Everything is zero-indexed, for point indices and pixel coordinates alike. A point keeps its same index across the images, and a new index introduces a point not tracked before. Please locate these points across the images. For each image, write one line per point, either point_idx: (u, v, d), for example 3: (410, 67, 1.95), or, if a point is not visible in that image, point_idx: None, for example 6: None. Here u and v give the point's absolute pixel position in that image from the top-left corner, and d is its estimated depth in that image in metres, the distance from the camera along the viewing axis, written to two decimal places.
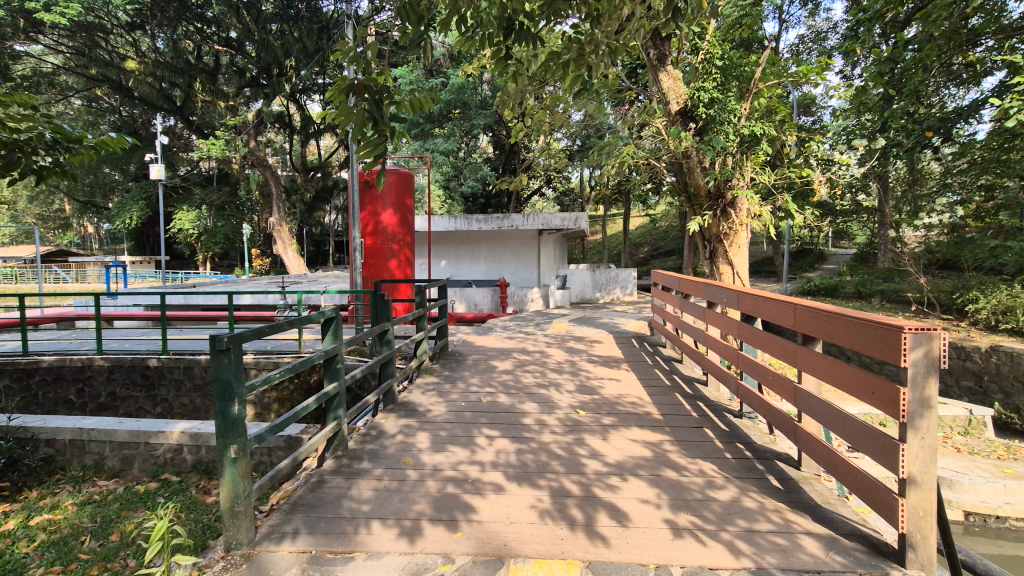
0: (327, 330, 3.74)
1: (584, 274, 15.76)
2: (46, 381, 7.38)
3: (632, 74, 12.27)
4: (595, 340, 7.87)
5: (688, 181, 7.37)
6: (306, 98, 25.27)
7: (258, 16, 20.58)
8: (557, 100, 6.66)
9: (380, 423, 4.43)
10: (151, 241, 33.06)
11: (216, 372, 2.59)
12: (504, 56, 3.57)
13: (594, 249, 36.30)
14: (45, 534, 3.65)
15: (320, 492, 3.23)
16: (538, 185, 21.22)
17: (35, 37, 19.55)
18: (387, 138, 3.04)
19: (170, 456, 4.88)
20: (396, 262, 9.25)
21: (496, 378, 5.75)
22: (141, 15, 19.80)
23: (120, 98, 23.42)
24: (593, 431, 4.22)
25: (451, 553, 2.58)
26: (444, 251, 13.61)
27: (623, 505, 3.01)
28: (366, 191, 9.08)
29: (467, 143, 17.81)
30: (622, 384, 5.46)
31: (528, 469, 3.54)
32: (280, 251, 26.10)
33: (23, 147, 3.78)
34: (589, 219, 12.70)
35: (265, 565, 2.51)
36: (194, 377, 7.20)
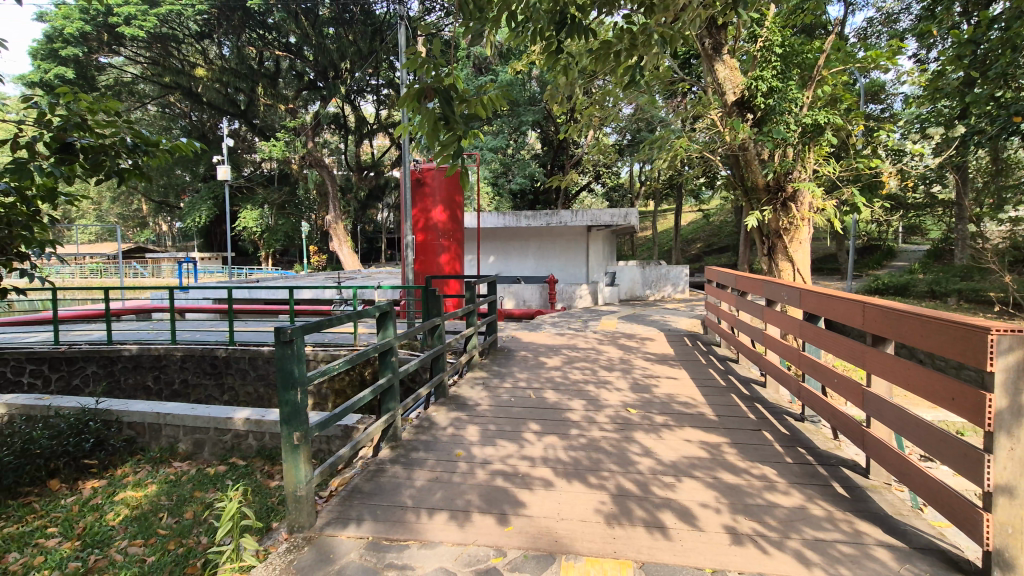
0: (380, 324, 3.86)
1: (633, 271, 15.38)
2: (127, 368, 7.95)
3: (686, 65, 11.97)
4: (646, 338, 7.74)
5: (744, 174, 7.03)
6: (360, 99, 26.12)
7: (315, 20, 21.23)
8: (607, 93, 6.56)
9: (432, 415, 4.53)
10: (218, 238, 35.05)
11: (281, 363, 2.71)
12: (555, 50, 3.56)
13: (644, 245, 35.68)
14: (128, 509, 3.95)
15: (378, 481, 3.33)
16: (587, 181, 21.06)
17: (117, 49, 21.15)
18: (460, 140, 3.11)
19: (237, 441, 5.15)
20: (446, 257, 9.37)
21: (545, 375, 5.76)
22: (210, 24, 21.05)
23: (191, 104, 24.93)
24: (645, 430, 4.13)
25: (503, 545, 2.60)
26: (493, 247, 13.71)
27: (680, 507, 2.94)
28: (418, 188, 9.31)
29: (515, 140, 17.91)
30: (676, 383, 5.34)
31: (580, 465, 3.52)
32: (336, 248, 27.07)
33: (107, 150, 4.06)
34: (639, 215, 12.42)
35: (327, 548, 2.61)
36: (258, 368, 7.59)
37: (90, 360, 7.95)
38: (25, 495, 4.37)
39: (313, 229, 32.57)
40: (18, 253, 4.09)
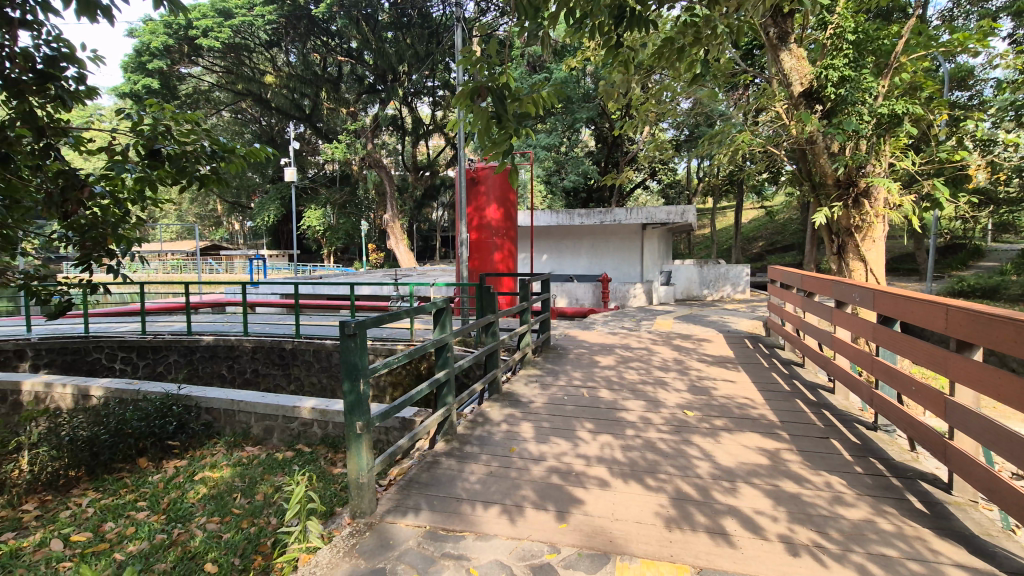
0: (437, 320, 3.95)
1: (690, 270, 14.94)
2: (205, 357, 8.54)
3: (749, 54, 11.52)
4: (704, 339, 7.53)
5: (812, 169, 6.67)
6: (417, 101, 26.82)
7: (375, 25, 22.22)
8: (665, 87, 6.40)
9: (486, 411, 4.59)
10: (285, 236, 36.96)
11: (344, 355, 2.84)
12: (614, 45, 3.52)
13: (702, 243, 34.62)
14: (206, 488, 4.25)
15: (434, 472, 3.42)
16: (642, 178, 20.68)
17: (196, 60, 22.65)
18: (512, 137, 3.14)
19: (304, 429, 5.41)
20: (500, 255, 9.46)
21: (599, 374, 5.71)
22: (278, 33, 22.42)
23: (261, 109, 26.37)
24: (703, 433, 4.03)
25: (557, 543, 2.61)
26: (547, 245, 13.72)
27: (741, 514, 2.85)
28: (473, 187, 9.45)
29: (569, 137, 17.80)
30: (736, 386, 5.16)
31: (637, 466, 3.47)
32: (393, 246, 27.91)
33: (189, 157, 4.35)
34: (697, 212, 12.04)
35: (387, 535, 2.72)
36: (322, 360, 7.96)
37: (172, 350, 8.58)
38: (118, 471, 4.84)
39: (372, 228, 33.71)
40: (108, 250, 4.40)
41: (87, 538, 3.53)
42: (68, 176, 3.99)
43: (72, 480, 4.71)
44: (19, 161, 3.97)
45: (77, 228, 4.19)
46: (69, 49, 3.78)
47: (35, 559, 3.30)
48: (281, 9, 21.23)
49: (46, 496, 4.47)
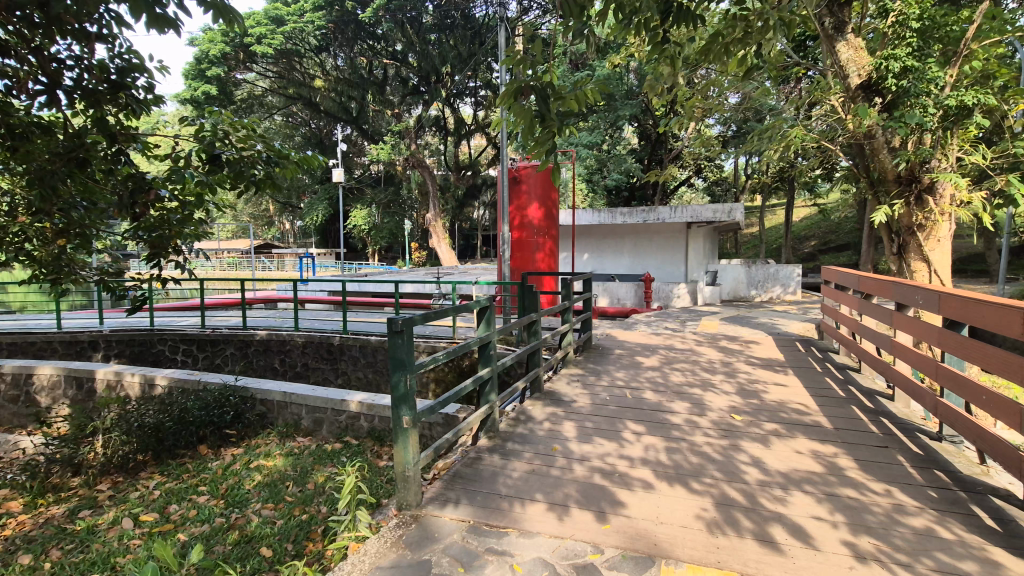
0: (481, 319, 4.00)
1: (737, 270, 14.51)
2: (259, 350, 8.92)
3: (802, 46, 11.13)
4: (753, 341, 7.30)
5: (870, 164, 6.33)
6: (460, 102, 27.17)
7: (420, 28, 22.61)
8: (713, 82, 6.22)
9: (529, 409, 4.61)
10: (332, 235, 38.17)
11: (392, 351, 2.92)
12: (662, 41, 3.46)
13: (750, 242, 33.47)
14: (261, 476, 4.45)
15: (478, 468, 3.46)
16: (687, 175, 20.24)
17: (251, 66, 23.62)
18: (554, 135, 3.12)
19: (351, 422, 5.57)
20: (542, 254, 9.46)
21: (643, 375, 5.63)
22: (327, 38, 23.13)
23: (311, 112, 27.27)
24: (752, 438, 3.92)
25: (600, 543, 2.60)
26: (588, 244, 13.62)
27: (789, 521, 2.76)
28: (515, 186, 9.50)
29: (611, 135, 17.61)
30: (788, 391, 4.98)
31: (681, 469, 3.41)
32: (435, 245, 28.32)
33: (246, 162, 4.57)
34: (746, 210, 11.68)
35: (431, 528, 2.77)
36: (368, 355, 8.18)
37: (229, 343, 9.03)
38: (182, 456, 5.17)
39: (415, 227, 34.32)
40: (174, 247, 4.71)
41: (154, 519, 3.75)
42: (137, 179, 4.26)
43: (140, 464, 5.03)
44: (94, 167, 4.27)
45: (145, 228, 4.45)
46: (140, 61, 4.06)
47: (109, 536, 3.55)
48: (330, 14, 21.89)
49: (117, 478, 4.82)
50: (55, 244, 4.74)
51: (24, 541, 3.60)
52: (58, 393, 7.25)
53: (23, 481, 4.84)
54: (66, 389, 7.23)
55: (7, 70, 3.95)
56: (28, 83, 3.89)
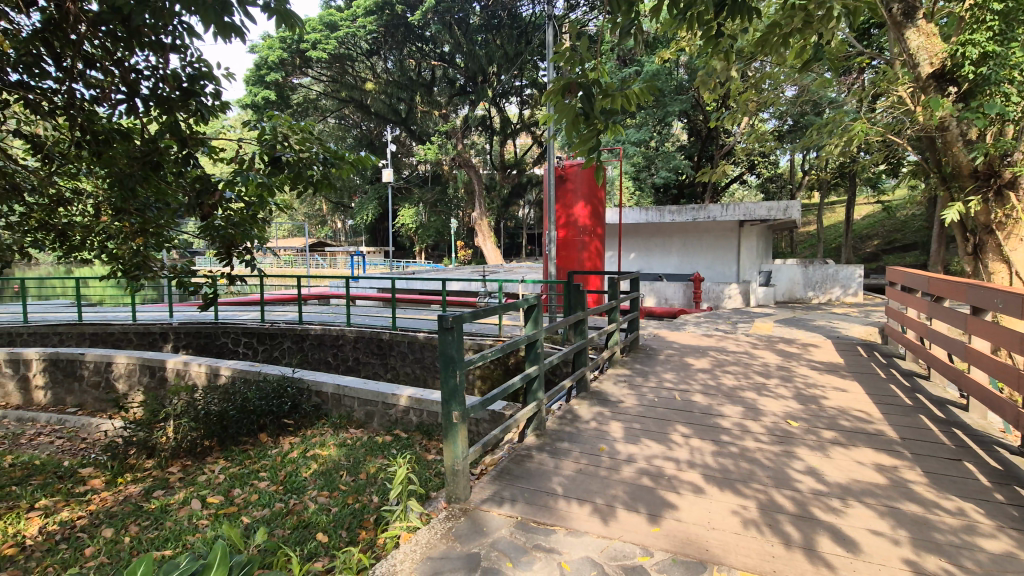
0: (529, 317, 4.02)
1: (793, 270, 13.97)
2: (313, 344, 9.29)
3: (866, 34, 10.66)
4: (810, 344, 6.99)
5: (942, 158, 5.87)
6: (505, 101, 27.40)
7: (467, 29, 22.96)
8: (769, 75, 6.00)
9: (575, 408, 4.60)
10: (381, 234, 39.25)
11: (443, 347, 2.98)
12: (715, 34, 3.36)
13: (806, 242, 32.00)
14: (317, 464, 4.64)
15: (525, 466, 3.49)
16: (740, 172, 19.62)
17: (306, 71, 24.55)
18: (599, 132, 3.13)
19: (401, 415, 5.72)
20: (588, 253, 9.39)
21: (692, 377, 5.50)
22: (378, 42, 23.82)
23: (362, 114, 28.09)
24: (808, 446, 3.75)
25: (649, 545, 2.57)
26: (635, 243, 13.42)
27: (846, 534, 2.64)
28: (561, 184, 9.47)
29: (660, 132, 17.27)
30: (848, 397, 4.75)
31: (730, 474, 3.32)
32: (481, 243, 28.57)
33: (305, 163, 4.75)
34: (802, 208, 11.23)
35: (481, 522, 2.82)
36: (416, 351, 8.37)
37: (286, 337, 9.44)
38: (243, 443, 5.43)
39: (461, 225, 34.76)
40: (241, 248, 4.93)
41: (219, 500, 3.99)
42: (204, 181, 4.51)
43: (207, 449, 5.34)
44: (167, 171, 4.57)
45: (212, 228, 4.73)
46: (208, 69, 4.29)
47: (180, 515, 3.80)
48: (381, 18, 22.74)
49: (186, 461, 5.14)
50: (134, 242, 5.11)
51: (106, 516, 3.90)
52: (134, 380, 7.80)
53: (104, 461, 5.24)
54: (140, 376, 7.76)
55: (93, 82, 4.28)
56: (111, 93, 4.21)
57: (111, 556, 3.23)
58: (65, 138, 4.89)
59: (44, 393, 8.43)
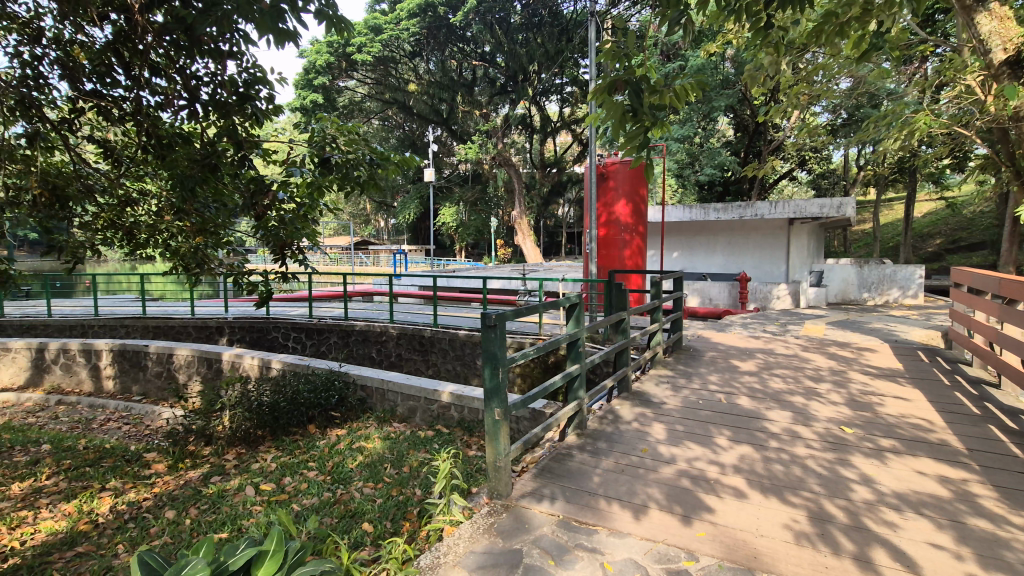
0: (570, 315, 4.01)
1: (847, 270, 13.36)
2: (358, 340, 9.55)
3: (929, 20, 10.08)
4: (866, 348, 6.68)
5: (1016, 150, 5.50)
6: (545, 99, 27.37)
7: (508, 28, 23.11)
8: (823, 66, 5.75)
9: (616, 408, 4.55)
10: (422, 232, 40.06)
11: (486, 345, 3.01)
12: (765, 26, 3.22)
13: (860, 241, 30.50)
14: (362, 456, 4.78)
15: (566, 464, 3.49)
16: (789, 168, 18.92)
17: (352, 75, 25.18)
18: (647, 129, 3.09)
19: (442, 411, 5.82)
20: (630, 251, 9.26)
21: (738, 379, 5.35)
22: (421, 44, 24.22)
23: (405, 116, 28.61)
24: (863, 454, 3.58)
25: (695, 550, 2.52)
26: (678, 242, 13.14)
27: (905, 547, 2.52)
28: (602, 182, 9.37)
29: (704, 127, 16.84)
30: (908, 404, 4.51)
31: (777, 480, 3.22)
32: (520, 242, 28.58)
33: (353, 164, 4.87)
34: (858, 205, 10.73)
35: (523, 519, 2.83)
36: (456, 348, 8.47)
37: (332, 332, 9.74)
38: (293, 434, 5.65)
39: (501, 224, 34.95)
40: (293, 247, 5.11)
41: (272, 488, 4.16)
42: (258, 182, 4.72)
43: (260, 438, 5.58)
44: (224, 172, 4.79)
45: (266, 227, 4.93)
46: (262, 73, 4.47)
47: (236, 500, 3.99)
48: (424, 20, 23.09)
49: (240, 449, 5.39)
50: (194, 241, 5.36)
51: (169, 498, 4.14)
52: (192, 371, 8.23)
53: (167, 447, 5.56)
54: (199, 367, 8.18)
55: (157, 88, 4.53)
56: (174, 99, 4.45)
57: (174, 536, 3.42)
58: (132, 142, 5.19)
59: (112, 381, 9.02)
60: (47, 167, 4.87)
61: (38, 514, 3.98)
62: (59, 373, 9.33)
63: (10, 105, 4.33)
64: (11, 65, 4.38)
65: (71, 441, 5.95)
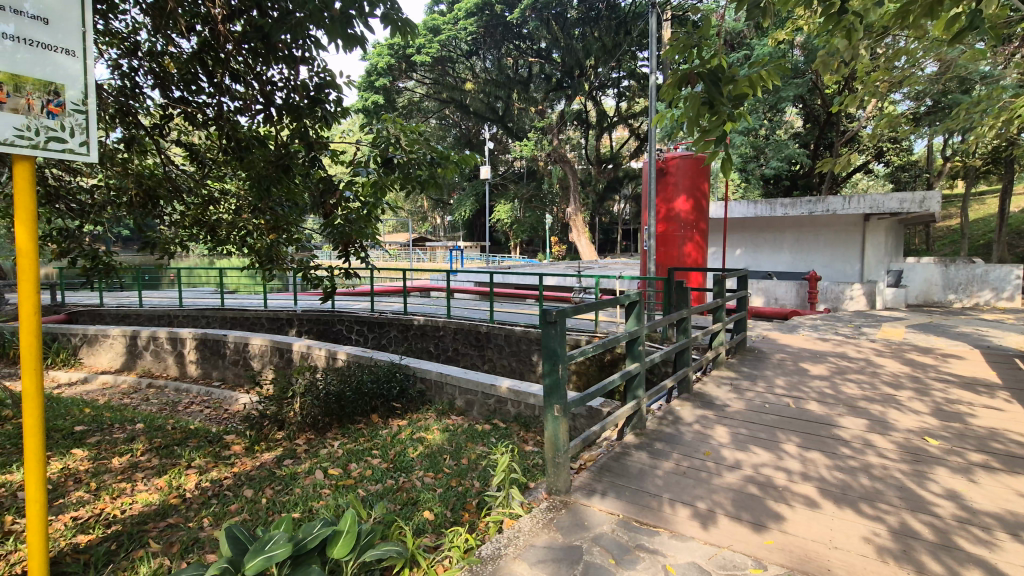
0: (630, 312, 3.95)
1: (929, 270, 12.50)
2: (417, 333, 9.82)
3: None
4: (952, 354, 6.19)
5: None
6: (602, 94, 27.06)
7: (565, 23, 23.02)
8: (906, 50, 5.36)
9: (676, 409, 4.46)
10: (478, 229, 40.67)
11: (545, 341, 3.03)
12: (839, 12, 3.05)
13: (945, 236, 28.16)
14: (423, 446, 4.93)
15: (625, 463, 3.46)
16: (864, 160, 17.78)
17: (411, 75, 25.75)
18: (724, 123, 2.96)
19: (499, 405, 5.90)
20: (690, 248, 9.00)
21: (808, 383, 5.09)
22: (478, 42, 24.53)
23: (461, 115, 29.02)
24: (949, 468, 3.32)
25: (763, 558, 2.44)
26: (741, 239, 12.63)
27: (998, 570, 2.33)
28: (662, 178, 9.15)
29: (770, 119, 16.12)
30: (1004, 417, 4.13)
31: (852, 491, 3.05)
32: (575, 239, 28.33)
33: (414, 164, 5.02)
34: (944, 198, 9.95)
35: (582, 516, 2.83)
36: (512, 344, 8.55)
37: (392, 326, 10.06)
38: (358, 422, 5.89)
39: (555, 221, 34.84)
40: (358, 244, 5.27)
41: (339, 473, 4.37)
42: (327, 182, 5.00)
43: (328, 425, 5.86)
44: (296, 172, 5.06)
45: (333, 225, 5.16)
46: (332, 78, 4.67)
47: (307, 482, 4.22)
48: (481, 19, 23.37)
49: (310, 435, 5.68)
50: (268, 237, 5.65)
51: (247, 478, 4.43)
52: (266, 360, 8.74)
53: (244, 430, 5.93)
54: (272, 356, 8.68)
55: (237, 94, 4.82)
56: (251, 104, 4.73)
57: (252, 513, 3.66)
58: (213, 144, 5.54)
59: (195, 366, 9.74)
60: (142, 169, 5.30)
61: (135, 487, 4.36)
62: (149, 359, 10.15)
63: (111, 113, 4.76)
64: (111, 76, 4.79)
65: (161, 422, 6.46)
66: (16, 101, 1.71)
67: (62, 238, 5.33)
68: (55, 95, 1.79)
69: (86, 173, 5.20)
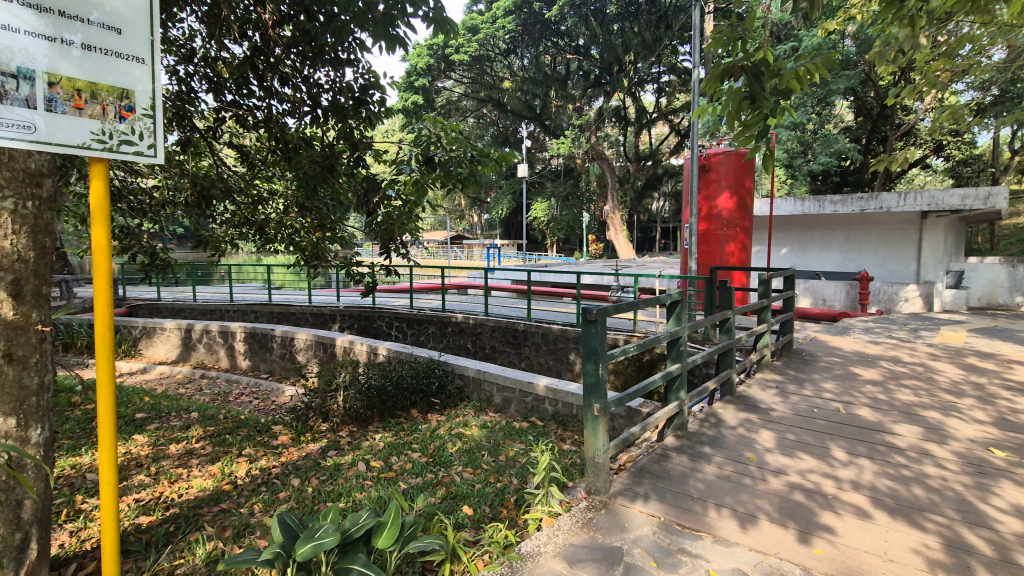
0: (671, 312, 3.88)
1: (995, 270, 11.74)
2: (455, 330, 9.93)
3: None
4: (1018, 360, 5.81)
5: None
6: (641, 90, 26.67)
7: (603, 19, 22.74)
8: (969, 38, 5.05)
9: (719, 412, 4.36)
10: (514, 227, 40.67)
11: (586, 339, 3.01)
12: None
13: (1012, 236, 26.33)
14: (461, 441, 5.00)
15: (665, 466, 3.41)
16: (922, 155, 16.85)
17: (449, 75, 25.71)
18: (768, 117, 2.88)
19: (537, 404, 5.90)
20: (733, 247, 8.75)
21: (858, 388, 4.89)
22: (516, 41, 24.68)
23: (499, 113, 29.10)
24: (1016, 482, 3.12)
25: (810, 568, 2.36)
26: (787, 238, 12.21)
27: None
28: (704, 174, 8.94)
29: (819, 113, 15.49)
30: None
31: (906, 502, 2.91)
32: (612, 236, 27.97)
33: (455, 161, 4.99)
34: (1012, 194, 9.32)
35: (622, 517, 2.81)
36: (549, 342, 8.55)
37: (431, 323, 10.21)
38: (398, 416, 6.01)
39: (592, 220, 34.50)
40: (398, 240, 5.34)
41: (380, 465, 4.47)
42: (370, 181, 5.13)
43: (369, 418, 6.00)
44: (341, 172, 5.21)
45: (376, 224, 5.27)
46: (375, 78, 4.77)
47: (350, 473, 4.35)
48: (519, 18, 23.40)
49: (352, 427, 5.84)
50: (314, 235, 5.82)
51: (293, 468, 4.60)
52: (311, 354, 9.03)
53: (291, 421, 6.15)
54: (316, 351, 8.96)
55: (285, 96, 4.99)
56: (299, 106, 4.89)
57: (299, 502, 3.80)
58: (262, 145, 5.75)
59: (244, 359, 10.15)
60: (198, 171, 5.58)
61: (191, 473, 4.59)
62: (203, 351, 10.65)
63: (169, 117, 5.02)
64: (170, 82, 5.04)
65: (214, 411, 6.77)
66: (92, 108, 1.83)
67: (124, 236, 5.66)
68: (126, 100, 1.91)
69: (147, 175, 5.51)
